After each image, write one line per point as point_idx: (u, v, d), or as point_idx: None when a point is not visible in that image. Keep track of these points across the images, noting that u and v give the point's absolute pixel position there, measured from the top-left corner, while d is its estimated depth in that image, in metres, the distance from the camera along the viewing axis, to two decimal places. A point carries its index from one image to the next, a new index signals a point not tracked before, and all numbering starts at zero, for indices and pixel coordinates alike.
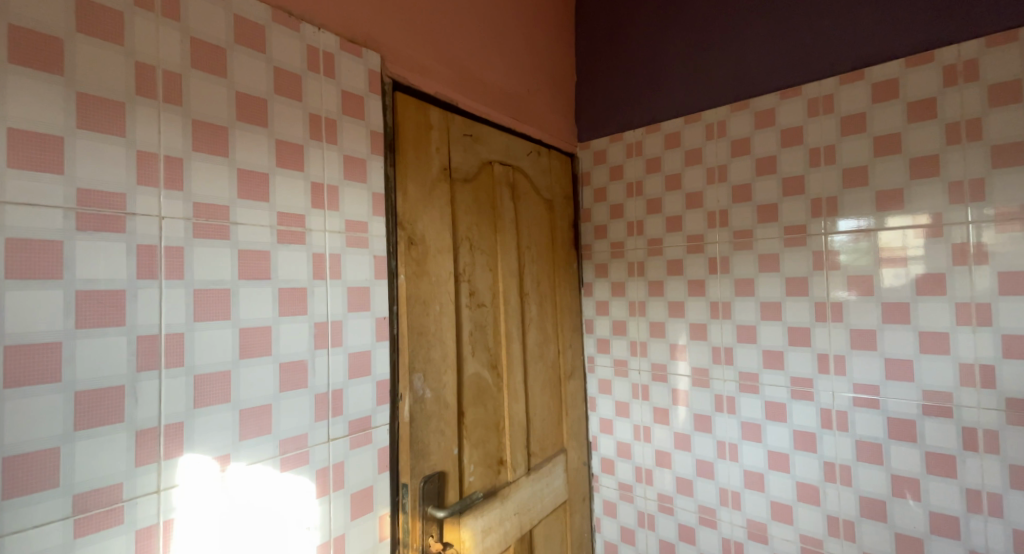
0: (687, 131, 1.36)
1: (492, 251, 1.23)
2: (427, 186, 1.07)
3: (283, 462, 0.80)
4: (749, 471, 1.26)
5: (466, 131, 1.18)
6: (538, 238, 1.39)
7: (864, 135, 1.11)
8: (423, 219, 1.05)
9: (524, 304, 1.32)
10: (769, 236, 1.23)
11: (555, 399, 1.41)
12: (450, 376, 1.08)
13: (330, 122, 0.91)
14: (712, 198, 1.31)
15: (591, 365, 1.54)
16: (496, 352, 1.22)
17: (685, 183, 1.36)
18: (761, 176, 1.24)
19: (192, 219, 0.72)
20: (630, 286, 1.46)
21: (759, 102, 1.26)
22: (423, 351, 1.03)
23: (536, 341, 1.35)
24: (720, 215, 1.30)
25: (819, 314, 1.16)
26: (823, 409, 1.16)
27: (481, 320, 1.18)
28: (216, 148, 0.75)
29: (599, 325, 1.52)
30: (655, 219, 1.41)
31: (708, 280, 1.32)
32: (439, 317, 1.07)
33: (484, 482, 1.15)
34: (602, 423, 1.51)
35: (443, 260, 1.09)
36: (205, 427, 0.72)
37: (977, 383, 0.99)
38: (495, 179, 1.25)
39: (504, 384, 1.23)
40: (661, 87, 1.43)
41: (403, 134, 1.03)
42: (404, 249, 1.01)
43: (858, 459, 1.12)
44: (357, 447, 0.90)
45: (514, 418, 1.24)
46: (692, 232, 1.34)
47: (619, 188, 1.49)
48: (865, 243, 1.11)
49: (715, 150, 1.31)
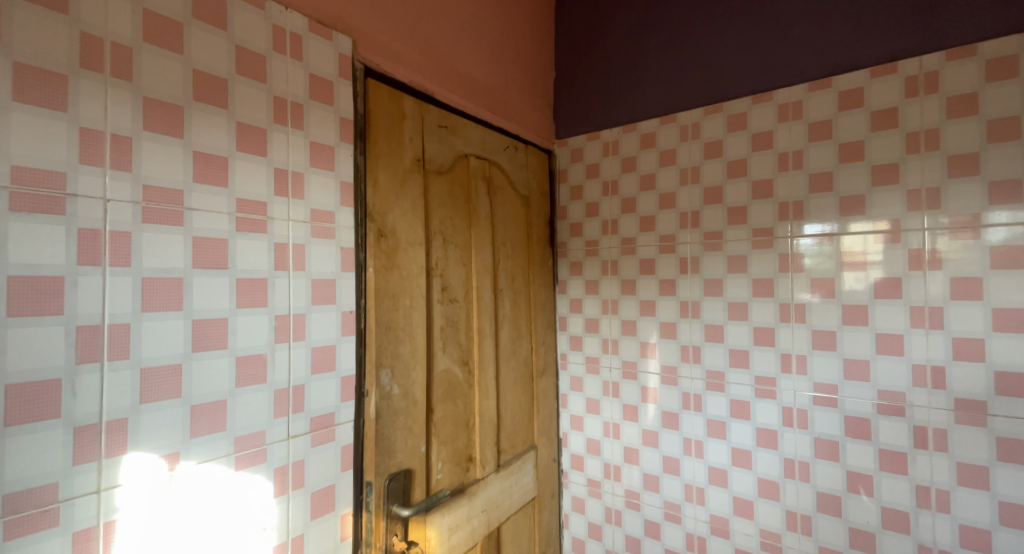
0: (662, 132, 1.37)
1: (466, 245, 1.21)
2: (399, 178, 1.04)
3: (238, 461, 0.76)
4: (713, 468, 1.27)
5: (441, 122, 1.15)
6: (513, 234, 1.37)
7: (831, 141, 1.13)
8: (394, 211, 1.02)
9: (496, 299, 1.30)
10: (738, 238, 1.24)
11: (527, 396, 1.40)
12: (418, 373, 1.05)
13: (296, 107, 0.87)
14: (685, 199, 1.32)
15: (563, 362, 1.53)
16: (467, 349, 1.20)
17: (660, 183, 1.36)
18: (732, 179, 1.25)
19: (141, 203, 0.68)
20: (603, 284, 1.46)
21: (731, 105, 1.27)
22: (391, 347, 1.00)
23: (508, 338, 1.34)
24: (693, 216, 1.31)
25: (783, 315, 1.18)
26: (784, 407, 1.18)
27: (453, 316, 1.16)
28: (170, 128, 0.71)
29: (572, 322, 1.52)
30: (630, 218, 1.41)
31: (679, 280, 1.32)
32: (408, 312, 1.04)
33: (452, 480, 1.12)
34: (572, 420, 1.51)
35: (414, 254, 1.06)
36: (153, 423, 0.68)
37: (929, 384, 1.03)
38: (470, 173, 1.23)
39: (475, 381, 1.21)
40: (638, 86, 1.43)
41: (375, 123, 1.00)
42: (373, 241, 0.98)
43: (816, 456, 1.14)
44: (320, 445, 0.87)
45: (484, 415, 1.23)
46: (664, 231, 1.35)
47: (595, 186, 1.49)
48: (828, 247, 1.13)
49: (689, 152, 1.32)
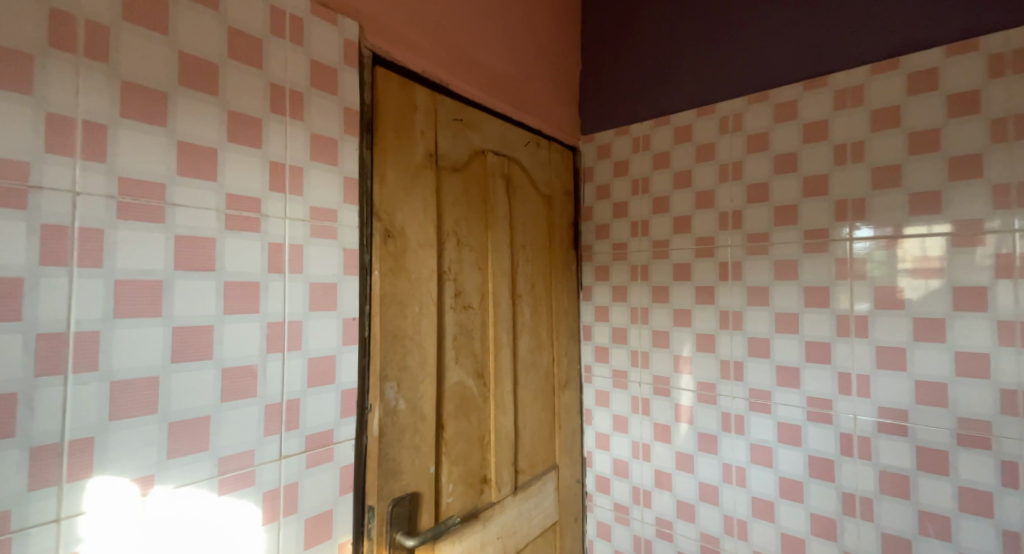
0: (700, 124, 1.24)
1: (482, 248, 1.12)
2: (410, 174, 0.96)
3: (221, 485, 0.69)
4: (758, 499, 1.13)
5: (456, 115, 1.07)
6: (533, 236, 1.28)
7: (898, 130, 0.99)
8: (403, 210, 0.94)
9: (515, 306, 1.21)
10: (787, 240, 1.10)
11: (548, 412, 1.29)
12: (428, 386, 0.97)
13: (297, 95, 0.80)
14: (725, 197, 1.19)
15: (588, 375, 1.42)
16: (483, 360, 1.11)
17: (696, 180, 1.23)
18: (779, 175, 1.12)
19: (117, 197, 0.61)
20: (632, 291, 1.34)
21: (780, 93, 1.13)
22: (398, 357, 0.92)
23: (528, 348, 1.24)
24: (734, 216, 1.17)
25: (841, 328, 1.03)
26: (842, 434, 1.03)
27: (467, 324, 1.07)
28: (152, 116, 0.64)
29: (598, 332, 1.40)
30: (662, 219, 1.29)
31: (718, 288, 1.19)
32: (418, 319, 0.95)
33: (464, 505, 1.03)
34: (597, 437, 1.39)
35: (424, 257, 0.98)
36: (123, 444, 0.61)
37: (1021, 412, 0.87)
38: (487, 170, 1.14)
39: (490, 395, 1.12)
40: (673, 75, 1.31)
41: (383, 114, 0.92)
42: (379, 242, 0.90)
43: (881, 492, 0.99)
44: (316, 466, 0.79)
45: (500, 432, 1.13)
46: (701, 234, 1.22)
47: (624, 185, 1.37)
48: (882, 252, 1.00)
49: (730, 145, 1.19)
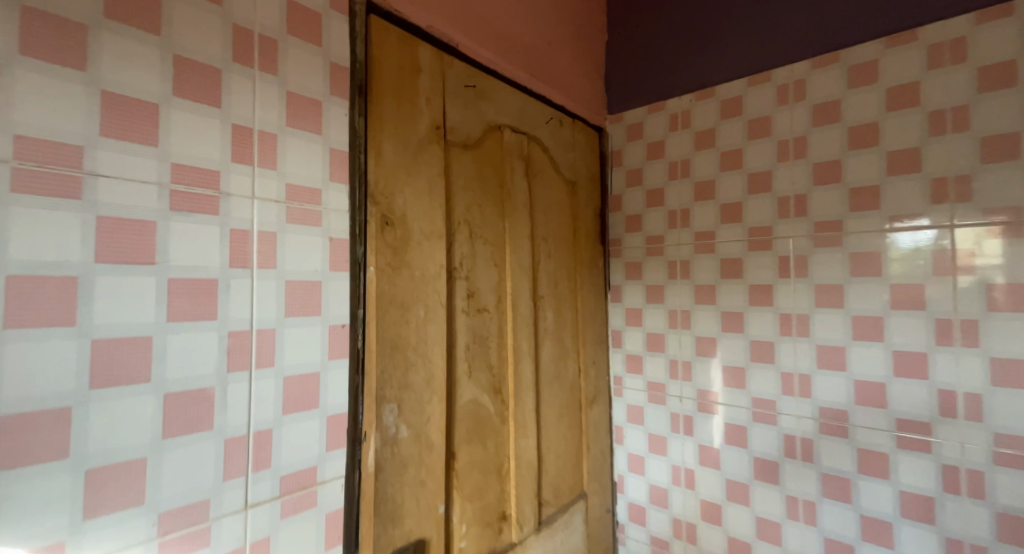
0: (752, 95, 1.06)
1: (499, 241, 0.95)
2: (412, 149, 0.79)
3: (162, 548, 0.53)
4: (832, 541, 0.94)
5: (467, 82, 0.90)
6: (556, 228, 1.10)
7: (1014, 91, 0.80)
8: (404, 193, 0.77)
9: (537, 309, 1.04)
10: (867, 229, 0.91)
11: (574, 431, 1.12)
12: (435, 408, 0.79)
13: (268, 44, 0.63)
14: (785, 179, 1.00)
15: (618, 387, 1.24)
16: (500, 374, 0.93)
17: (748, 161, 1.05)
18: (854, 151, 0.93)
19: (10, 162, 0.45)
20: (670, 290, 1.16)
21: (854, 54, 0.94)
22: (398, 374, 0.74)
23: (551, 358, 1.06)
24: (796, 202, 0.98)
25: (942, 335, 0.84)
26: (945, 466, 0.83)
27: (482, 331, 0.90)
28: (65, 56, 0.49)
29: (630, 338, 1.22)
30: (706, 207, 1.11)
31: (778, 287, 1.00)
32: (422, 326, 0.78)
33: (480, 548, 0.86)
34: (630, 460, 1.21)
35: (431, 251, 0.80)
36: (17, 501, 0.45)
37: None
38: (503, 149, 0.97)
39: (509, 415, 0.94)
40: (716, 41, 1.12)
41: (379, 75, 0.75)
42: (375, 231, 0.73)
43: (998, 540, 0.79)
44: (293, 515, 0.62)
45: (521, 459, 0.95)
46: (756, 223, 1.03)
47: (659, 169, 1.19)
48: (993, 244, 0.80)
49: (790, 118, 1.00)
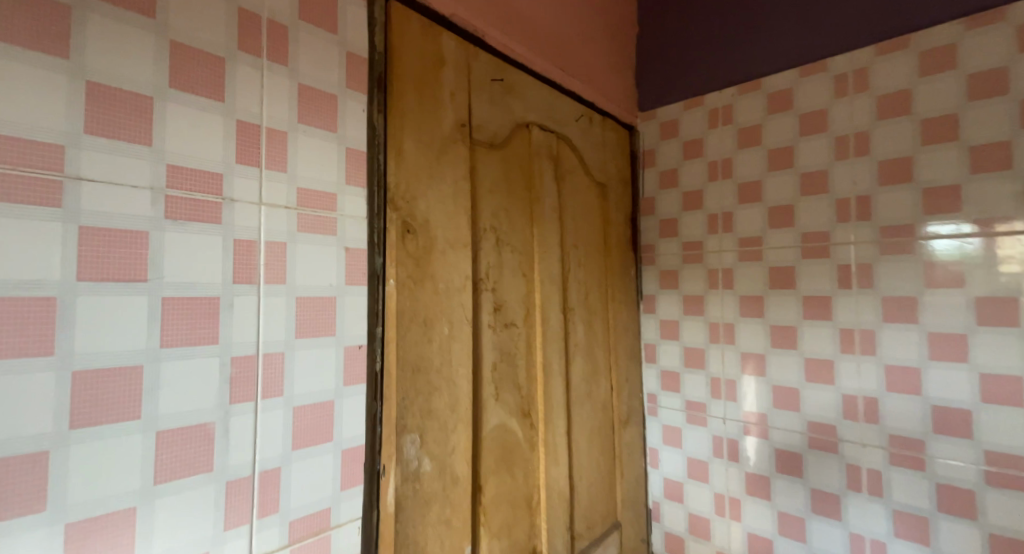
0: (804, 88, 0.96)
1: (527, 248, 0.87)
2: (435, 149, 0.71)
3: None
4: None
5: (494, 75, 0.82)
6: (586, 234, 1.02)
7: None
8: (427, 197, 0.70)
9: (567, 323, 0.95)
10: (944, 234, 0.81)
11: (607, 455, 1.03)
12: (461, 436, 0.71)
13: (278, 30, 0.56)
14: (844, 179, 0.91)
15: (652, 406, 1.15)
16: (529, 394, 0.85)
17: (800, 159, 0.96)
18: (927, 147, 0.83)
19: None
20: (711, 302, 1.07)
21: (925, 38, 0.84)
22: (420, 399, 0.67)
23: (582, 375, 0.98)
24: (858, 204, 0.89)
25: None
26: None
27: (509, 347, 0.82)
28: (43, 41, 0.42)
29: (665, 353, 1.13)
30: (752, 210, 1.02)
31: (837, 299, 0.91)
32: (446, 345, 0.70)
33: None
34: (666, 485, 1.11)
35: (455, 261, 0.73)
36: None
37: None
38: (532, 149, 0.89)
39: (538, 440, 0.86)
40: (762, 29, 1.03)
41: (400, 65, 0.67)
42: (395, 240, 0.65)
43: None
44: None
45: (552, 488, 0.87)
46: (810, 228, 0.94)
47: (698, 169, 1.10)
48: None
49: (850, 111, 0.91)
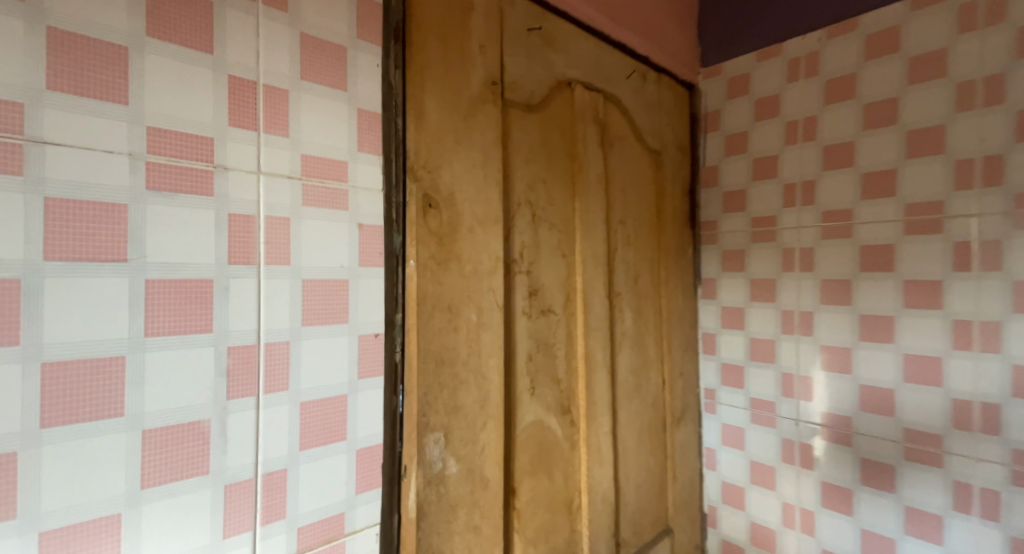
0: (914, 26, 0.80)
1: (569, 225, 0.77)
2: (462, 110, 0.62)
3: None
4: None
5: (531, 25, 0.72)
6: (637, 209, 0.91)
7: None
8: (453, 166, 0.61)
9: (614, 308, 0.85)
10: None
11: (658, 455, 0.93)
12: (491, 435, 0.64)
13: None
14: (965, 136, 0.75)
15: (711, 400, 1.03)
16: (570, 388, 0.76)
17: (905, 115, 0.80)
18: None
19: None
20: (783, 286, 0.93)
21: None
22: (445, 395, 0.59)
23: (630, 367, 0.88)
24: (986, 166, 0.73)
25: None
26: None
27: (547, 336, 0.73)
28: None
29: (727, 342, 1.01)
30: (838, 179, 0.87)
31: (947, 284, 0.76)
32: (474, 334, 0.62)
33: None
34: (725, 489, 1.01)
35: (486, 239, 0.64)
36: None
37: None
38: (575, 111, 0.78)
39: (580, 439, 0.77)
40: None
41: (422, 13, 0.59)
42: (417, 216, 0.58)
43: None
44: None
45: (596, 491, 0.78)
46: (914, 198, 0.79)
47: (773, 131, 0.96)
48: None
49: (980, 49, 0.74)
